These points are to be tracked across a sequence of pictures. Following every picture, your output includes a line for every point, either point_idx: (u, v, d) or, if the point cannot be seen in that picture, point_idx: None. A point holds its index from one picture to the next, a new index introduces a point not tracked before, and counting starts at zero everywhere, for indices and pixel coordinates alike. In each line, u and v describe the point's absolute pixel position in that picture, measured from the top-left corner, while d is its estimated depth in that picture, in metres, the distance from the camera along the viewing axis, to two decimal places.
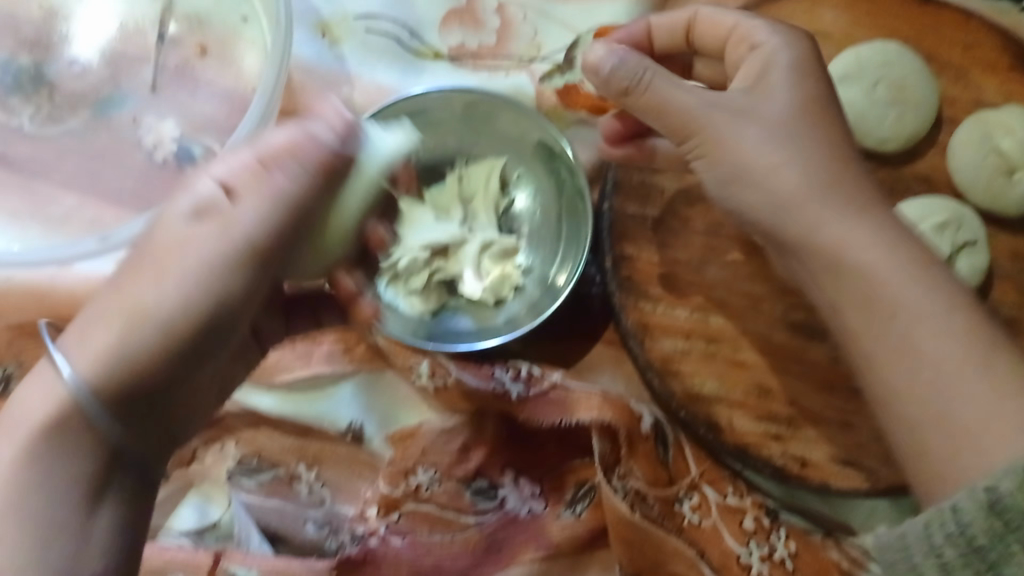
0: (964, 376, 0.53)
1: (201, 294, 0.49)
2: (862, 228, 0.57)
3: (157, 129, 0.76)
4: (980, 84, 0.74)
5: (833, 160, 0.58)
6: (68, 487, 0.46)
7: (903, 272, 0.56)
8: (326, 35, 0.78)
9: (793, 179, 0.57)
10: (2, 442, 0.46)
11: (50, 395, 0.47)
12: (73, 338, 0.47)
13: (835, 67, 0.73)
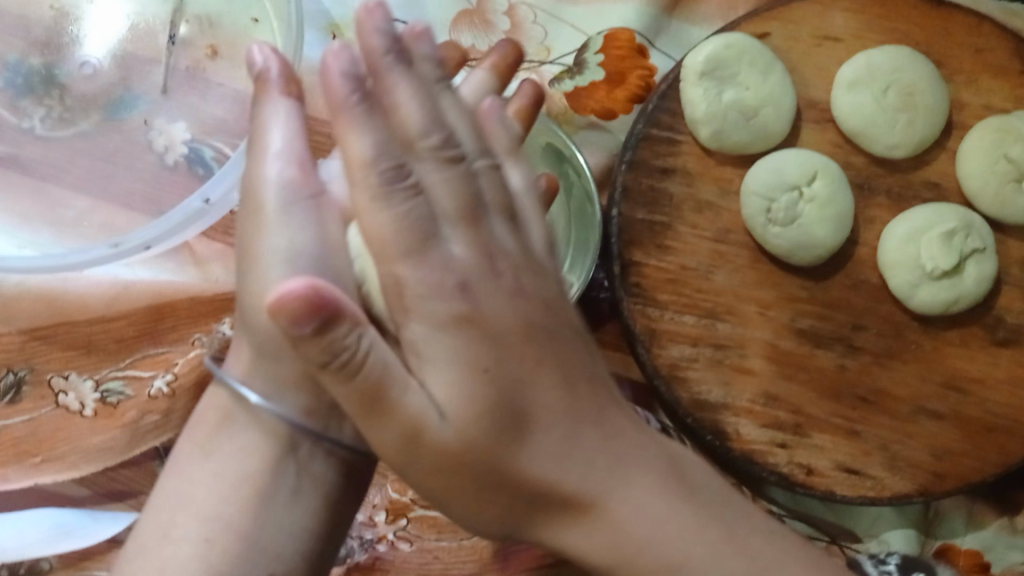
0: (742, 542, 0.53)
1: (295, 269, 0.51)
2: (566, 476, 0.47)
3: (167, 132, 0.77)
4: (991, 90, 0.73)
5: (485, 420, 0.45)
6: (242, 492, 0.55)
7: (623, 490, 0.49)
8: (335, 38, 0.78)
9: (438, 451, 0.45)
10: (198, 458, 0.56)
11: (224, 417, 0.56)
12: (233, 369, 0.56)
13: (845, 72, 0.72)
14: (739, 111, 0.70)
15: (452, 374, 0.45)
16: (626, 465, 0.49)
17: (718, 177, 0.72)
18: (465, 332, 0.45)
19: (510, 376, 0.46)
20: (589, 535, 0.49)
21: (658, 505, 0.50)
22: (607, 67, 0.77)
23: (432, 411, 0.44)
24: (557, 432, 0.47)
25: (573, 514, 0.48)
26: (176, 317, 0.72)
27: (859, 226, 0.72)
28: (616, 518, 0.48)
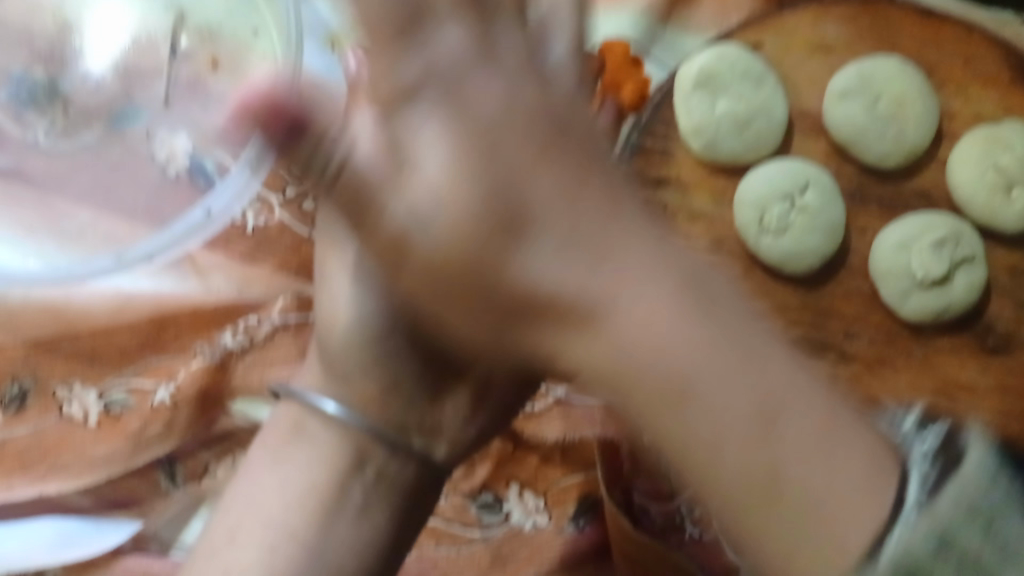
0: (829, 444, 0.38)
1: (357, 293, 0.58)
2: (586, 282, 0.37)
3: (170, 143, 0.78)
4: (982, 100, 0.75)
5: (489, 206, 0.37)
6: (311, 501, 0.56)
7: (731, 355, 0.37)
8: (334, 48, 0.79)
9: (466, 126, 0.37)
10: (267, 458, 0.58)
11: (291, 416, 0.59)
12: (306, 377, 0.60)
13: (837, 83, 0.73)
14: (732, 121, 0.72)
15: (448, 150, 0.37)
16: (729, 319, 0.38)
17: (711, 188, 0.73)
18: (458, 120, 0.37)
19: (547, 105, 0.38)
20: (595, 343, 0.38)
21: (797, 368, 0.39)
22: (607, 76, 0.76)
23: (428, 160, 0.37)
24: (560, 176, 0.37)
25: (559, 324, 0.38)
26: (178, 327, 0.73)
27: (851, 234, 0.73)
28: (620, 328, 0.38)
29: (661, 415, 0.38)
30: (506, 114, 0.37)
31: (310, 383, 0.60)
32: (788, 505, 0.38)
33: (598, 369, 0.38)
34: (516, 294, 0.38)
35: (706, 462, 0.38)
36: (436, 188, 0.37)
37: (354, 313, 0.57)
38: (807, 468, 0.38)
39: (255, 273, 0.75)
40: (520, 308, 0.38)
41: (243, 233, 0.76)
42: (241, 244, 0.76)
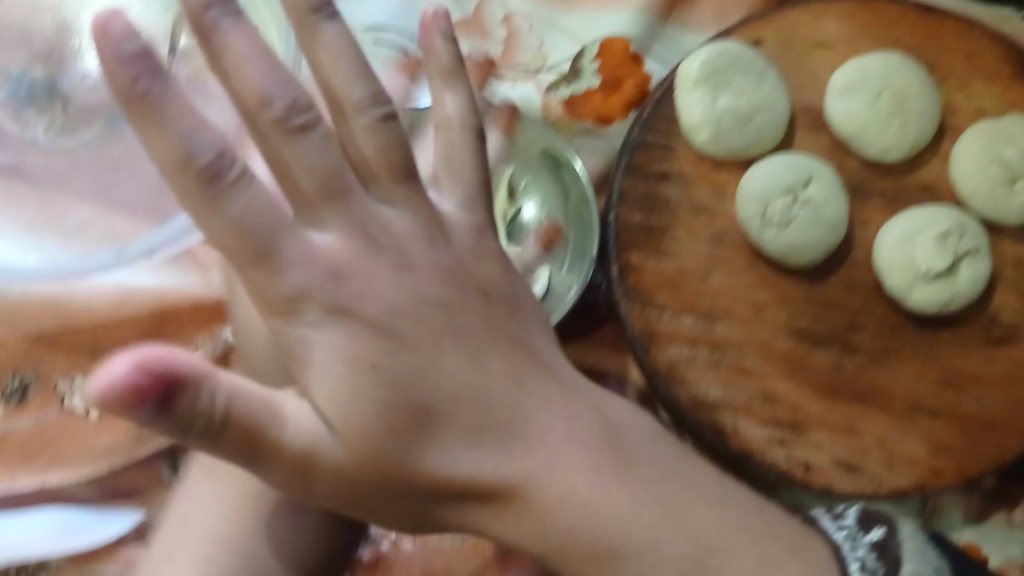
0: (567, 419, 0.51)
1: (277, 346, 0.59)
2: (505, 464, 0.48)
3: None
4: (983, 93, 0.74)
5: (395, 410, 0.46)
6: (230, 524, 0.61)
7: (538, 450, 0.49)
8: None
9: (357, 429, 0.45)
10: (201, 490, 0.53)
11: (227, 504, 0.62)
12: (199, 489, 0.63)
13: (838, 78, 0.74)
14: (733, 118, 0.72)
15: (348, 395, 0.45)
16: (517, 442, 0.49)
17: (714, 181, 0.73)
18: (349, 326, 0.46)
19: (390, 335, 0.47)
20: (509, 525, 0.49)
21: (558, 417, 0.51)
22: (604, 74, 0.78)
23: (304, 416, 0.44)
24: (380, 346, 0.46)
25: (491, 508, 0.49)
26: (179, 322, 0.73)
27: (854, 227, 0.73)
28: (545, 497, 0.49)
29: (519, 465, 0.49)
30: (410, 302, 0.48)
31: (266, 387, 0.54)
32: (617, 553, 0.50)
33: (436, 487, 0.48)
34: (434, 485, 0.47)
35: (527, 489, 0.49)
36: (335, 411, 0.45)
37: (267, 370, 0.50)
38: (540, 466, 0.49)
39: None
40: (435, 492, 0.48)
41: None
42: None
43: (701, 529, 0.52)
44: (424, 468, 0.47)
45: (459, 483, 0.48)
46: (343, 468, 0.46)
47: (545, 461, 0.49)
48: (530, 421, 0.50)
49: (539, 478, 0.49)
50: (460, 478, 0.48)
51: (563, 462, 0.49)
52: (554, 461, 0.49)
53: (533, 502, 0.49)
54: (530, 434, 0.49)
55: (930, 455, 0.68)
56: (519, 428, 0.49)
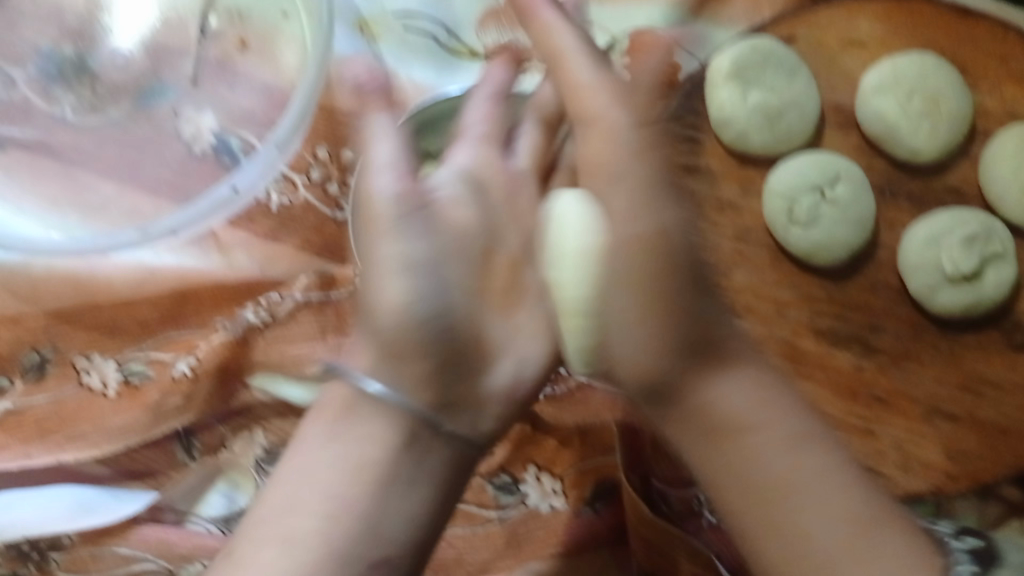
0: (807, 449, 0.48)
1: (411, 276, 0.55)
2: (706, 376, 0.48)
3: (196, 121, 0.78)
4: (1014, 96, 0.74)
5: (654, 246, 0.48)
6: (367, 475, 0.54)
7: (783, 411, 0.48)
8: (363, 32, 0.80)
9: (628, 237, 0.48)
10: (320, 434, 0.55)
11: (341, 399, 0.56)
12: (356, 358, 0.56)
13: (870, 78, 0.73)
14: (764, 113, 0.71)
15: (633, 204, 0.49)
16: (780, 401, 0.49)
17: (739, 177, 0.73)
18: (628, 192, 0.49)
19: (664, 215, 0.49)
20: (731, 394, 0.48)
21: (781, 399, 0.49)
22: None
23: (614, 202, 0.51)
24: (648, 207, 0.49)
25: (700, 359, 0.48)
26: (198, 303, 0.73)
27: (880, 228, 0.73)
28: (759, 429, 0.48)
29: (739, 468, 0.47)
30: (621, 162, 0.51)
31: (359, 364, 0.56)
32: (812, 554, 0.46)
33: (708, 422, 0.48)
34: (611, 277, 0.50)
35: (769, 502, 0.47)
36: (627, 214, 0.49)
37: (412, 302, 0.55)
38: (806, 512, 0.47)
39: (279, 251, 0.75)
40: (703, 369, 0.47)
41: (267, 211, 0.76)
42: (264, 222, 0.75)
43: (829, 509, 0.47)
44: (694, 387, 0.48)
45: (731, 426, 0.48)
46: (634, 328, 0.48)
47: (793, 459, 0.47)
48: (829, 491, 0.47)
49: (782, 461, 0.47)
50: (737, 420, 0.47)
51: (771, 413, 0.48)
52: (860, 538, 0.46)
53: (748, 476, 0.47)
54: (757, 411, 0.48)
55: (948, 462, 0.68)
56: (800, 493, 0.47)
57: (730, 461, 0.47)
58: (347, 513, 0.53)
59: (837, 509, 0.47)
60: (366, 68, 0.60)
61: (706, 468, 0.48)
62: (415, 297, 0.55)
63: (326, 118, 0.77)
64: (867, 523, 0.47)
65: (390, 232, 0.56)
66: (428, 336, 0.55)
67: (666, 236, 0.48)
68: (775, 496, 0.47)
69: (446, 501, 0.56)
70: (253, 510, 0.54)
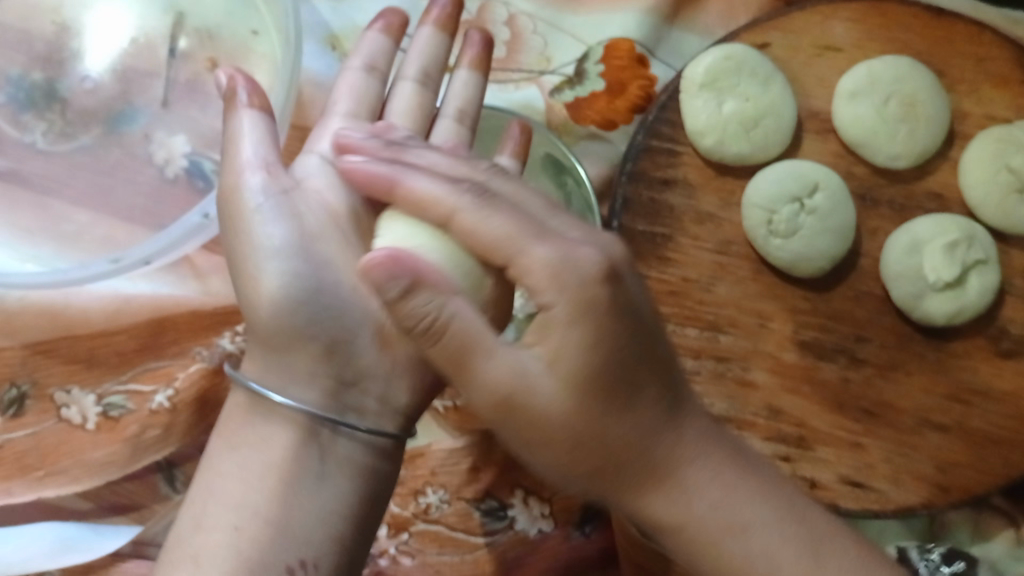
0: (757, 516, 0.50)
1: (283, 261, 0.54)
2: (654, 445, 0.48)
3: (168, 145, 0.77)
4: (993, 99, 0.73)
5: (583, 390, 0.45)
6: (270, 482, 0.55)
7: (735, 488, 0.49)
8: (335, 49, 0.79)
9: (512, 377, 0.45)
10: (223, 445, 0.57)
11: (241, 412, 0.57)
12: (251, 368, 0.57)
13: (846, 82, 0.72)
14: (740, 122, 0.70)
15: (563, 342, 0.44)
16: (745, 481, 0.50)
17: (720, 188, 0.72)
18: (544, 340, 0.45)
19: (595, 332, 0.44)
20: (682, 505, 0.48)
21: (755, 495, 0.50)
22: (607, 78, 0.77)
23: (523, 367, 0.45)
24: (571, 404, 0.45)
25: (646, 484, 0.48)
26: (176, 330, 0.72)
27: (862, 236, 0.72)
28: (691, 488, 0.49)
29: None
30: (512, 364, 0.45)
31: (252, 370, 0.57)
32: None
33: (675, 526, 0.49)
34: (584, 443, 0.46)
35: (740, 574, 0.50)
36: (544, 387, 0.45)
37: (288, 287, 0.54)
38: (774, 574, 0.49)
39: None
40: (615, 460, 0.47)
41: None
42: None
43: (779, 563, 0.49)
44: (652, 509, 0.49)
45: (682, 534, 0.49)
46: (558, 444, 0.47)
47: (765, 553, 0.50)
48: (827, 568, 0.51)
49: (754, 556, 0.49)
50: (688, 521, 0.49)
51: (708, 472, 0.49)
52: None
53: (738, 561, 0.49)
54: (675, 483, 0.48)
55: (938, 471, 0.68)
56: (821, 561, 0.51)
57: (692, 546, 0.49)
58: (253, 518, 0.54)
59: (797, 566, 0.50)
60: (232, 67, 0.56)
61: (702, 568, 0.50)
62: (287, 287, 0.54)
63: (300, 138, 0.77)
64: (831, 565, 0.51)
65: (263, 219, 0.54)
66: (305, 322, 0.55)
67: (593, 318, 0.44)
68: (736, 574, 0.50)
69: (370, 500, 0.58)
70: (172, 534, 0.55)
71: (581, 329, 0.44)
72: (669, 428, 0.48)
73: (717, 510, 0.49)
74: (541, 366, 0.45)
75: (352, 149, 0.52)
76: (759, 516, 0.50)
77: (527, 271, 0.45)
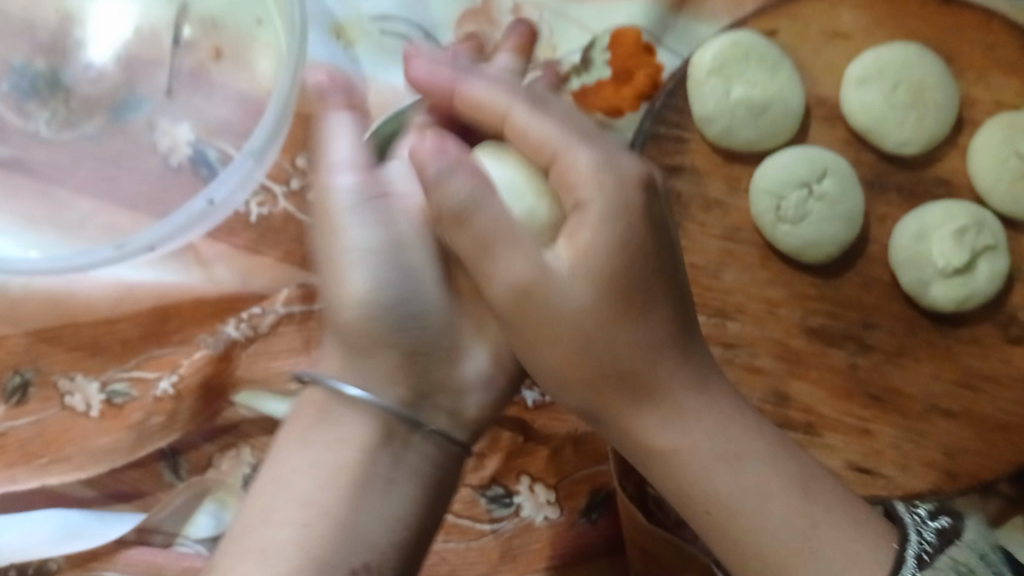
0: (750, 459, 0.51)
1: (376, 265, 0.54)
2: (654, 368, 0.50)
3: (172, 133, 0.77)
4: (1002, 85, 0.73)
5: (607, 287, 0.48)
6: (341, 483, 0.54)
7: (736, 430, 0.52)
8: (339, 37, 0.78)
9: (550, 307, 0.48)
10: (297, 443, 0.55)
11: (307, 400, 0.57)
12: (325, 363, 0.57)
13: (854, 69, 0.71)
14: (747, 108, 0.70)
15: (593, 226, 0.48)
16: (734, 425, 0.52)
17: (726, 175, 0.71)
18: (573, 245, 0.49)
19: (625, 238, 0.48)
20: (666, 428, 0.51)
21: (759, 449, 0.52)
22: (614, 65, 0.77)
23: (546, 275, 0.48)
24: (593, 312, 0.48)
25: (634, 393, 0.51)
26: (180, 318, 0.72)
27: (870, 223, 0.71)
28: (685, 408, 0.51)
29: (725, 530, 0.51)
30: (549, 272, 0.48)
31: (331, 368, 0.57)
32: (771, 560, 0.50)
33: (651, 449, 0.52)
34: (583, 351, 0.49)
35: (749, 535, 0.50)
36: (570, 282, 0.48)
37: (376, 291, 0.54)
38: (756, 509, 0.50)
39: (260, 263, 0.74)
40: (619, 368, 0.50)
41: (247, 222, 0.74)
42: (245, 234, 0.74)
43: (769, 517, 0.50)
44: (638, 426, 0.51)
45: (671, 458, 0.51)
46: (559, 341, 0.49)
47: (761, 490, 0.51)
48: (819, 522, 0.50)
49: (750, 499, 0.51)
50: (672, 449, 0.51)
51: (700, 402, 0.51)
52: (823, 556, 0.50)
53: (739, 517, 0.51)
54: (673, 404, 0.51)
55: (946, 457, 0.67)
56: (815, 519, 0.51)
57: (684, 480, 0.51)
58: (324, 522, 0.53)
59: (792, 508, 0.50)
60: (325, 74, 0.60)
61: (677, 492, 0.52)
62: (372, 283, 0.54)
63: (304, 126, 0.76)
64: (811, 509, 0.51)
65: (348, 221, 0.55)
66: (394, 325, 0.55)
67: (628, 203, 0.48)
68: (711, 511, 0.51)
69: (433, 502, 0.56)
70: (237, 524, 0.54)
71: (614, 224, 0.48)
72: (668, 342, 0.50)
73: (730, 488, 0.51)
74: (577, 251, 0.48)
75: (423, 64, 0.56)
76: (753, 454, 0.52)
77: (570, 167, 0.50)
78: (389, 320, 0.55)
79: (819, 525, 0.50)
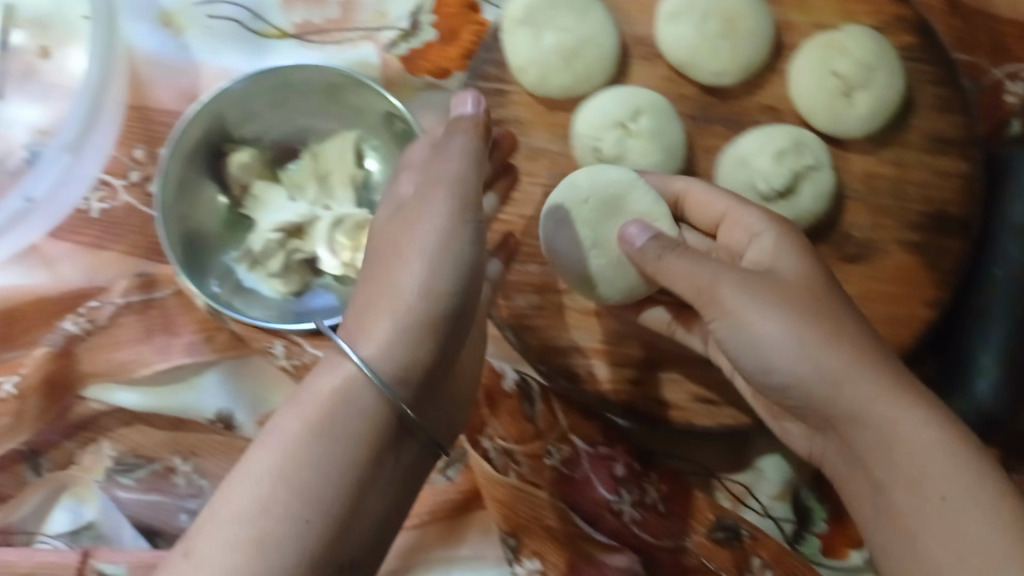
0: (954, 465, 0.51)
1: (435, 262, 0.56)
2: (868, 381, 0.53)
3: (5, 137, 0.76)
4: (819, 7, 0.73)
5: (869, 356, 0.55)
6: (337, 471, 0.50)
7: (927, 431, 0.52)
8: (167, 26, 0.78)
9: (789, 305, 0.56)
10: (294, 418, 0.52)
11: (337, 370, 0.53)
12: (366, 347, 0.54)
13: (666, 6, 0.71)
14: (560, 54, 0.69)
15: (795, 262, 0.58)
16: (933, 452, 0.52)
17: (550, 123, 0.72)
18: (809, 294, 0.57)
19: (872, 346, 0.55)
20: (906, 420, 0.52)
21: (916, 413, 0.52)
22: (439, 27, 0.77)
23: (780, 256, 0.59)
24: (849, 372, 0.54)
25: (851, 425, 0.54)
26: (27, 320, 0.73)
27: (696, 156, 0.72)
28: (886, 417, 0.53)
29: (922, 500, 0.52)
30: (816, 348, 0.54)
31: (351, 336, 0.55)
32: (925, 546, 0.51)
33: (846, 412, 0.54)
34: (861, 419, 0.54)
35: (904, 527, 0.53)
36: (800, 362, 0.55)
37: (435, 280, 0.55)
38: (938, 518, 0.51)
39: (104, 258, 0.74)
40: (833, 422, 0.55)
41: (89, 218, 0.75)
42: (89, 231, 0.75)
43: (958, 523, 0.50)
44: (846, 401, 0.54)
45: (886, 441, 0.53)
46: (897, 423, 0.52)
47: (931, 511, 0.51)
48: (956, 527, 0.50)
49: (939, 519, 0.51)
50: (886, 428, 0.53)
51: (893, 406, 0.53)
52: (963, 524, 0.50)
53: (921, 545, 0.51)
54: (897, 437, 0.52)
55: None
56: (944, 516, 0.51)
57: (886, 444, 0.53)
58: (322, 520, 0.49)
59: (936, 507, 0.51)
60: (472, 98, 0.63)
61: (897, 512, 0.53)
62: (439, 282, 0.55)
63: (138, 117, 0.76)
64: (972, 497, 0.51)
65: (430, 211, 0.57)
66: (450, 308, 0.56)
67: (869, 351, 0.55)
68: (921, 506, 0.52)
69: (401, 500, 0.55)
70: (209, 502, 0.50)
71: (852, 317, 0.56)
72: (914, 398, 0.53)
73: (918, 481, 0.52)
74: (907, 472, 0.52)
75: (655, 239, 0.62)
76: (941, 466, 0.52)
77: (740, 225, 0.63)
78: (420, 332, 0.54)
79: (941, 510, 0.51)
